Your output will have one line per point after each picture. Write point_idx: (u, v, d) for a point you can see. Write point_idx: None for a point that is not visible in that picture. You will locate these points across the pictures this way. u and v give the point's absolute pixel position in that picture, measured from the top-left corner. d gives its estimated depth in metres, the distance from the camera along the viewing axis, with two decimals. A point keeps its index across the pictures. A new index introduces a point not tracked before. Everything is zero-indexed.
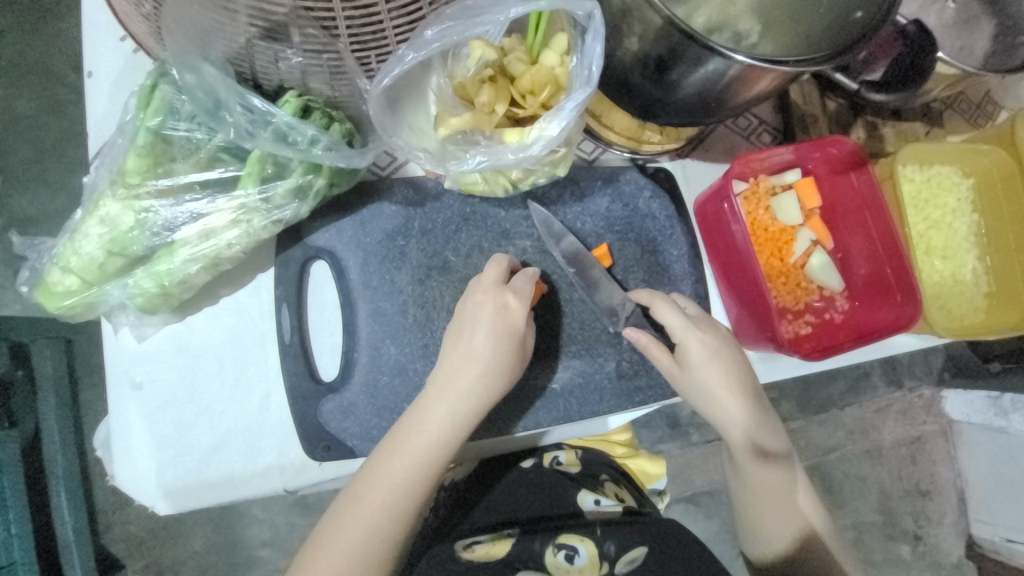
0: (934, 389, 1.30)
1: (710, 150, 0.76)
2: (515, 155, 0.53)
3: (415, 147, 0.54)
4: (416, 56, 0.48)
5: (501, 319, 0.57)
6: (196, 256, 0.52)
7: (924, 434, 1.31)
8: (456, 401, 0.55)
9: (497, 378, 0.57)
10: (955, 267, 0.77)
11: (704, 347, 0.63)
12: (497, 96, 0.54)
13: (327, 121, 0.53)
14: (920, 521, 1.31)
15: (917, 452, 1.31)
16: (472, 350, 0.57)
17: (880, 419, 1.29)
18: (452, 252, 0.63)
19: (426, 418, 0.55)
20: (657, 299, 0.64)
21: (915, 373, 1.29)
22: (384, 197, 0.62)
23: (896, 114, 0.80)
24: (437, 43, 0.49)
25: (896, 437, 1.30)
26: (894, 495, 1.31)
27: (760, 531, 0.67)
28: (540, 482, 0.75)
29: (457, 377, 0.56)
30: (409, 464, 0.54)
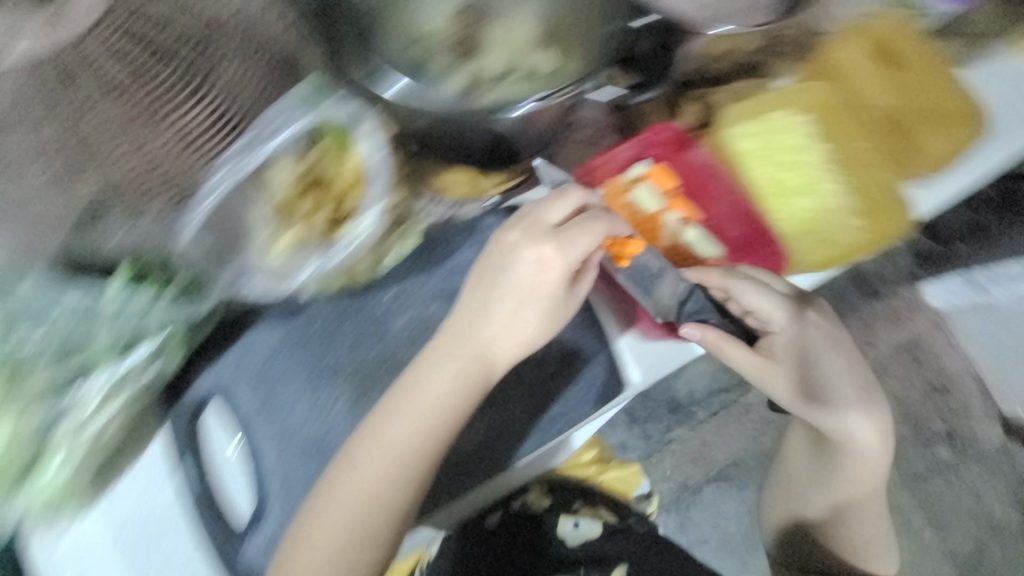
0: (913, 286, 1.39)
1: (561, 169, 0.79)
2: (347, 252, 0.56)
3: (258, 271, 0.58)
4: (208, 202, 0.51)
5: (531, 275, 0.58)
6: (79, 444, 0.56)
7: (917, 335, 1.39)
8: (417, 416, 0.57)
9: (458, 387, 0.58)
10: (823, 198, 0.79)
11: (759, 305, 0.73)
12: (316, 203, 0.57)
13: (163, 280, 0.56)
14: (946, 416, 1.40)
15: (915, 353, 1.40)
16: (453, 356, 0.58)
17: (872, 331, 1.39)
18: (335, 355, 0.64)
19: (381, 438, 0.57)
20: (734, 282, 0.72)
21: (886, 279, 1.39)
22: (256, 322, 0.65)
23: (722, 77, 0.84)
24: (226, 183, 0.51)
25: (894, 346, 1.39)
26: (915, 402, 1.41)
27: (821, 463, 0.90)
28: (522, 524, 0.89)
29: (408, 400, 0.57)
30: (376, 477, 0.56)
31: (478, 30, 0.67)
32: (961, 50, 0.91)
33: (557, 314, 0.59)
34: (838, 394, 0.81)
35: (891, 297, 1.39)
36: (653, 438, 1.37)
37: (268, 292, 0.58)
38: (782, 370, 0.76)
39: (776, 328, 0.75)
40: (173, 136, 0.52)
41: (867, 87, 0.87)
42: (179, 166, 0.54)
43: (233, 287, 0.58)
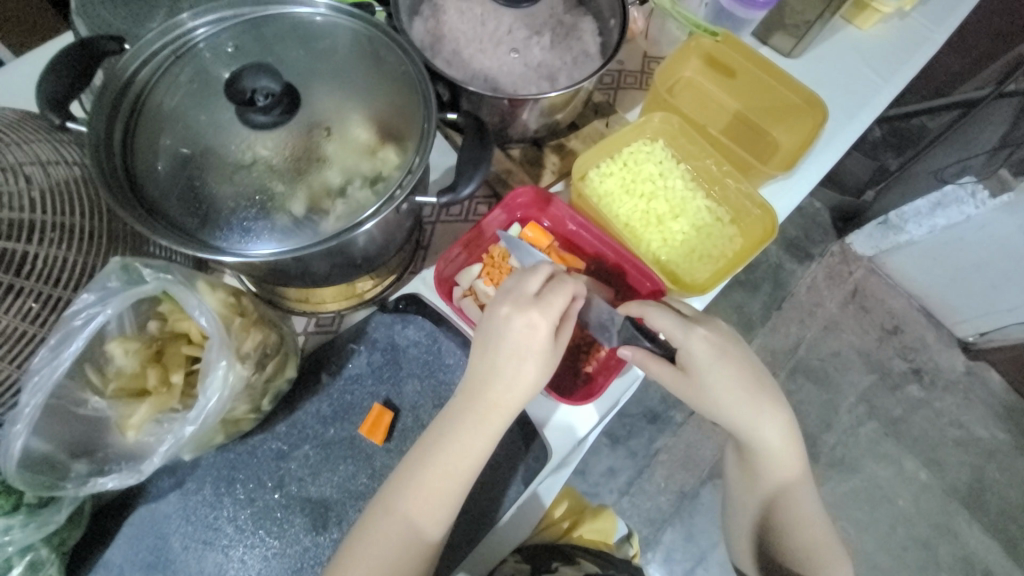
0: (840, 241, 1.64)
1: (439, 251, 0.80)
2: (196, 421, 0.52)
3: (116, 457, 0.54)
4: (25, 417, 0.49)
5: (530, 327, 0.60)
6: None
7: (857, 284, 1.62)
8: (439, 479, 0.59)
9: (494, 427, 0.61)
10: (691, 217, 0.82)
11: (672, 330, 0.68)
12: (164, 373, 0.55)
13: (12, 498, 0.51)
14: (908, 353, 1.58)
15: (861, 301, 1.61)
16: (481, 410, 0.61)
17: (821, 295, 1.60)
18: (225, 521, 0.61)
19: (400, 507, 0.59)
20: (654, 309, 0.68)
21: (817, 237, 1.64)
22: (140, 502, 0.61)
23: (572, 127, 0.88)
24: (38, 396, 0.49)
25: (842, 300, 1.61)
26: (876, 346, 1.58)
27: (745, 495, 0.82)
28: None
29: (450, 451, 0.60)
30: (421, 508, 0.59)
31: (316, 143, 0.60)
32: (790, 46, 0.98)
33: (554, 357, 0.62)
34: (779, 408, 0.74)
35: (823, 256, 1.63)
36: (640, 454, 1.48)
37: (126, 483, 0.53)
38: (716, 381, 0.70)
39: (701, 339, 0.69)
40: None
41: (710, 92, 0.97)
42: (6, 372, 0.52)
43: (86, 486, 0.53)
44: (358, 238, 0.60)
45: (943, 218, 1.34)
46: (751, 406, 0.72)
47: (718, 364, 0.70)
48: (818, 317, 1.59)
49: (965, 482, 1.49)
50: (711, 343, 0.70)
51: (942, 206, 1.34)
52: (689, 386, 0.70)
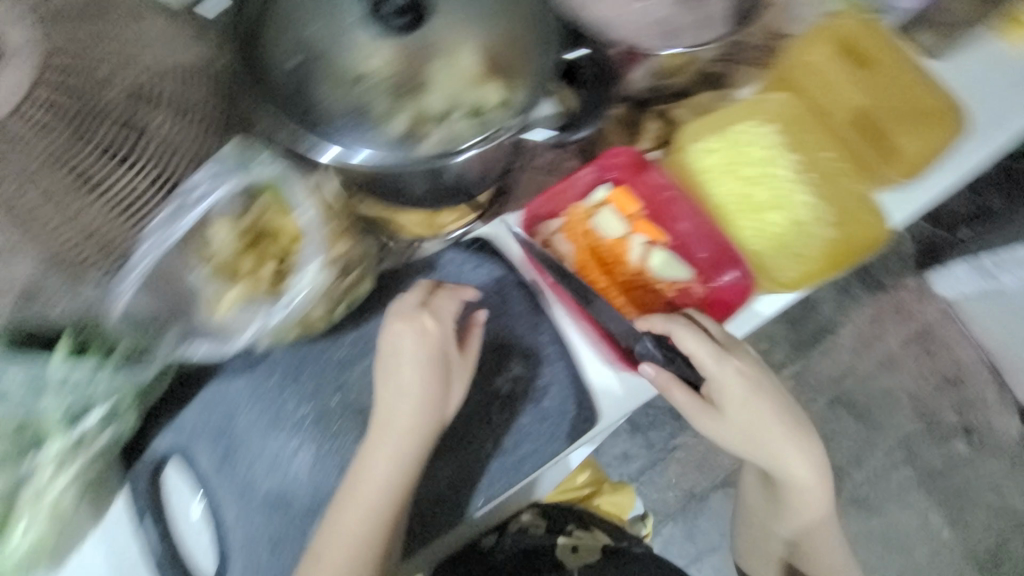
0: (920, 277, 1.48)
1: (520, 199, 0.78)
2: (285, 310, 0.56)
3: (202, 330, 0.58)
4: (134, 274, 0.51)
5: (420, 347, 0.59)
6: (36, 518, 0.55)
7: (927, 325, 1.46)
8: (374, 489, 0.57)
9: (418, 433, 0.58)
10: (793, 211, 0.77)
11: (700, 355, 0.65)
12: (258, 261, 0.57)
13: (109, 346, 0.56)
14: (960, 408, 1.45)
15: (927, 343, 1.46)
16: (376, 441, 0.58)
17: (880, 328, 1.47)
18: (292, 405, 0.64)
19: (342, 523, 0.57)
20: (689, 334, 0.65)
21: (891, 269, 1.48)
22: (214, 377, 0.64)
23: (681, 95, 0.83)
24: (149, 258, 0.51)
25: (903, 337, 1.46)
26: (926, 395, 1.45)
27: (778, 524, 0.80)
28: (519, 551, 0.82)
29: (383, 463, 0.57)
30: (359, 514, 0.56)
31: (423, 66, 0.59)
32: (936, 44, 0.87)
33: (446, 374, 0.60)
34: (813, 442, 0.71)
35: (896, 288, 1.48)
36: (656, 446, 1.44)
37: (212, 354, 0.58)
38: (745, 417, 0.67)
39: (734, 371, 0.66)
40: (107, 205, 0.53)
41: (834, 84, 0.86)
42: (114, 232, 0.54)
43: (178, 348, 0.58)
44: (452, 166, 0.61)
45: None
46: (785, 440, 0.69)
47: (749, 398, 0.67)
48: (874, 352, 1.46)
49: (988, 548, 1.41)
50: (744, 375, 0.67)
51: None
52: (721, 421, 0.67)
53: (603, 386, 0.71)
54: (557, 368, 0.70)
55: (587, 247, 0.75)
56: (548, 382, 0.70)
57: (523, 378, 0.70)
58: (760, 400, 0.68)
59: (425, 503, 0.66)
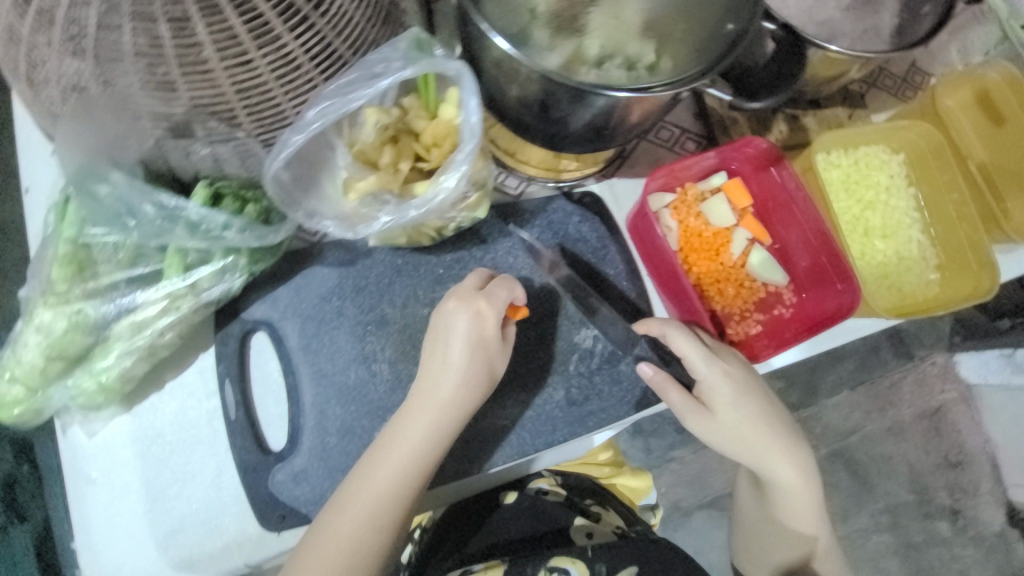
0: (947, 355, 1.26)
1: (634, 167, 0.77)
2: (420, 209, 0.55)
3: (325, 214, 0.57)
4: (300, 137, 0.50)
5: (467, 328, 0.58)
6: (131, 350, 0.54)
7: (943, 404, 1.27)
8: (395, 461, 0.56)
9: (447, 418, 0.57)
10: (899, 244, 0.76)
11: (692, 357, 0.64)
12: (399, 155, 0.57)
13: (241, 203, 0.55)
14: (954, 495, 1.28)
15: (938, 423, 1.27)
16: (414, 417, 0.57)
17: (893, 395, 1.25)
18: (388, 304, 0.65)
19: (350, 504, 0.55)
20: (683, 333, 0.64)
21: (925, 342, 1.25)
22: (317, 262, 0.65)
23: (816, 104, 0.81)
24: (318, 121, 0.49)
25: (915, 412, 1.27)
26: (924, 471, 1.28)
27: (783, 545, 0.75)
28: (536, 511, 0.79)
29: (404, 447, 0.56)
30: (381, 483, 0.55)
31: (584, 11, 0.60)
32: None
33: (487, 360, 0.59)
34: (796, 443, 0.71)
35: (923, 362, 1.26)
36: (652, 454, 1.21)
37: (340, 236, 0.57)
38: (733, 420, 0.67)
39: (722, 373, 0.65)
40: (270, 70, 0.49)
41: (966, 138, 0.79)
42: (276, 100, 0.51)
43: (306, 222, 0.57)
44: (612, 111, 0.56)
45: None
46: (773, 441, 0.69)
47: (740, 398, 0.66)
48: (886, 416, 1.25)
49: None
50: (733, 378, 0.65)
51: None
52: (712, 419, 0.67)
53: None
54: None
55: (688, 232, 0.74)
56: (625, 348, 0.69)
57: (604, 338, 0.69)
58: (748, 400, 0.66)
59: (489, 433, 0.66)
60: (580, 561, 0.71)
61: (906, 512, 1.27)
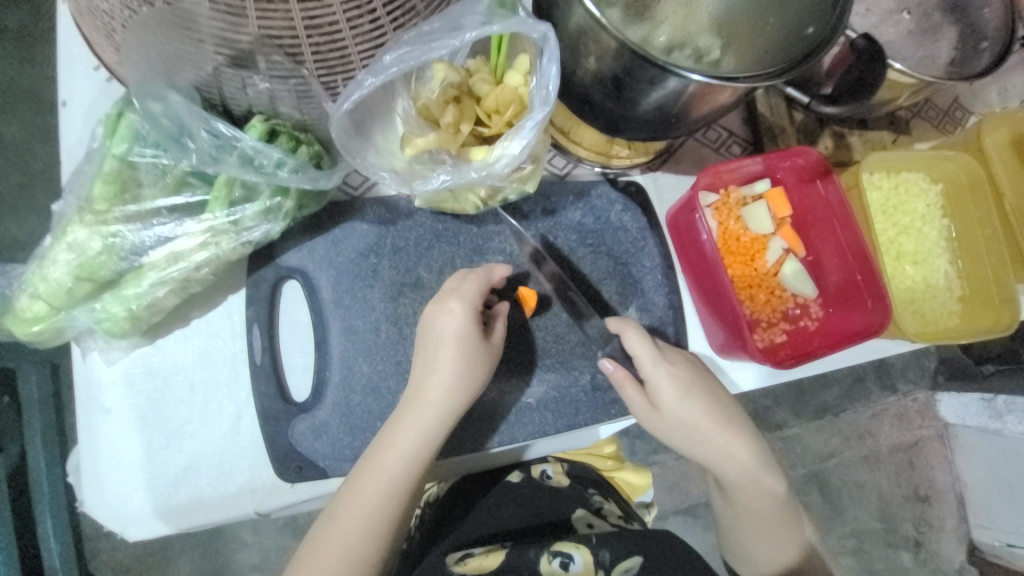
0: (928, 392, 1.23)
1: (680, 163, 0.76)
2: (479, 173, 0.54)
3: (381, 166, 0.55)
4: (375, 81, 0.49)
5: (451, 327, 0.56)
6: (164, 280, 0.52)
7: (919, 438, 1.22)
8: (388, 462, 0.54)
9: (435, 425, 0.55)
10: (926, 272, 0.78)
11: (641, 353, 0.61)
12: (462, 116, 0.55)
13: (295, 144, 0.54)
14: (919, 527, 1.22)
15: (914, 456, 1.22)
16: (402, 425, 0.55)
17: (875, 425, 1.21)
18: (425, 269, 0.64)
19: (343, 512, 0.54)
20: (628, 327, 0.62)
21: (909, 376, 1.22)
22: (356, 217, 0.63)
23: (862, 125, 0.82)
24: (396, 67, 0.49)
25: (893, 442, 1.22)
26: (893, 501, 1.22)
27: (764, 549, 0.65)
28: (536, 495, 0.72)
29: (391, 453, 0.54)
30: (376, 484, 0.54)
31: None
32: None
33: (475, 362, 0.57)
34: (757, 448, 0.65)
35: (905, 394, 1.22)
36: (636, 456, 1.17)
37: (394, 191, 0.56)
38: (682, 420, 0.62)
39: (666, 370, 0.62)
40: (343, 11, 0.45)
41: (1001, 179, 0.77)
42: (342, 44, 0.48)
43: (365, 171, 0.55)
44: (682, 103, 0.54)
45: None
46: (727, 437, 0.63)
47: (689, 395, 0.62)
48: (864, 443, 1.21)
49: None
50: (678, 376, 0.62)
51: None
52: (659, 419, 0.62)
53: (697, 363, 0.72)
54: (668, 332, 0.70)
55: (726, 239, 0.74)
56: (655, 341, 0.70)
57: None
58: (697, 398, 0.62)
59: (510, 410, 0.66)
60: (585, 547, 0.62)
61: (870, 541, 1.22)
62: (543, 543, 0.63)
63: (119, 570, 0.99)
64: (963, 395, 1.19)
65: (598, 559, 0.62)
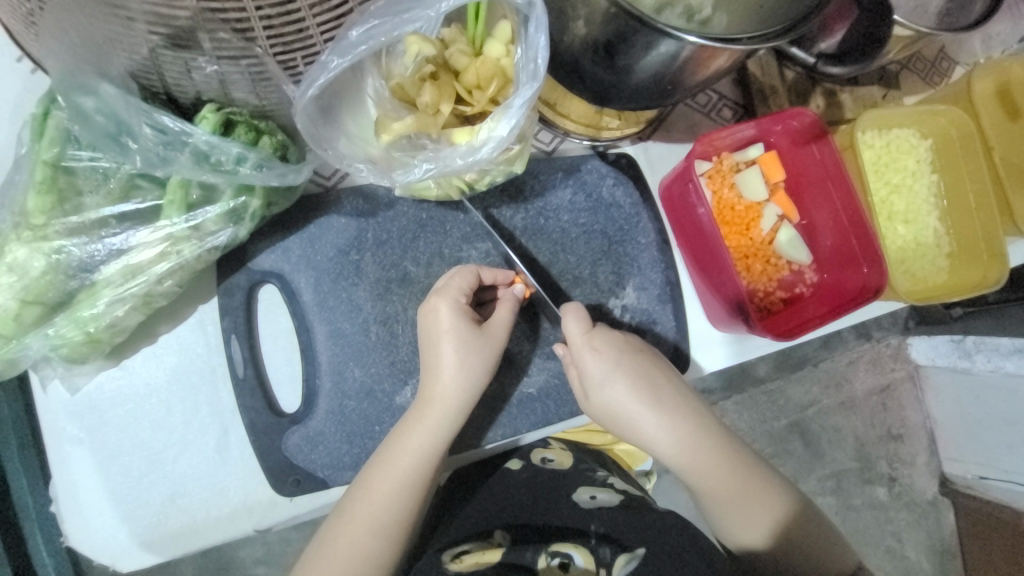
0: (899, 338, 1.21)
1: (671, 131, 0.73)
2: (464, 159, 0.49)
3: (355, 156, 0.50)
4: (342, 61, 0.44)
5: (448, 324, 0.54)
6: (123, 297, 0.47)
7: (892, 382, 1.21)
8: (399, 465, 0.53)
9: (448, 425, 0.54)
10: (917, 231, 0.77)
11: (571, 336, 0.60)
12: (441, 94, 0.50)
13: (255, 134, 0.48)
14: (894, 464, 1.22)
15: (886, 399, 1.21)
16: (412, 424, 0.53)
17: (852, 370, 1.19)
18: (411, 262, 0.60)
19: (352, 511, 0.52)
20: (568, 314, 0.60)
21: (883, 323, 1.19)
22: (332, 210, 0.58)
23: (853, 80, 0.79)
24: (365, 45, 0.44)
25: (868, 386, 1.20)
26: (868, 441, 1.22)
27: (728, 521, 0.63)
28: (536, 481, 0.70)
29: (401, 451, 0.53)
30: (391, 483, 0.52)
31: None
32: None
33: (481, 357, 0.54)
34: (694, 416, 0.62)
35: (879, 341, 1.20)
36: None
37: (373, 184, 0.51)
38: (614, 398, 0.60)
39: (590, 350, 0.60)
40: None
41: (990, 132, 0.76)
42: (300, 17, 0.42)
43: (339, 163, 0.50)
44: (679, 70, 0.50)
45: (1012, 366, 1.01)
46: (656, 416, 0.61)
47: (616, 375, 0.60)
48: (841, 390, 1.19)
49: None
50: (606, 356, 0.60)
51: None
52: (595, 406, 0.62)
53: (694, 338, 0.71)
54: (666, 310, 0.68)
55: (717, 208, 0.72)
56: (654, 319, 0.68)
57: (632, 309, 0.68)
58: (625, 376, 0.60)
59: (511, 401, 0.64)
60: (584, 547, 0.62)
61: (847, 481, 1.21)
62: (541, 542, 0.63)
63: None
64: (932, 336, 1.17)
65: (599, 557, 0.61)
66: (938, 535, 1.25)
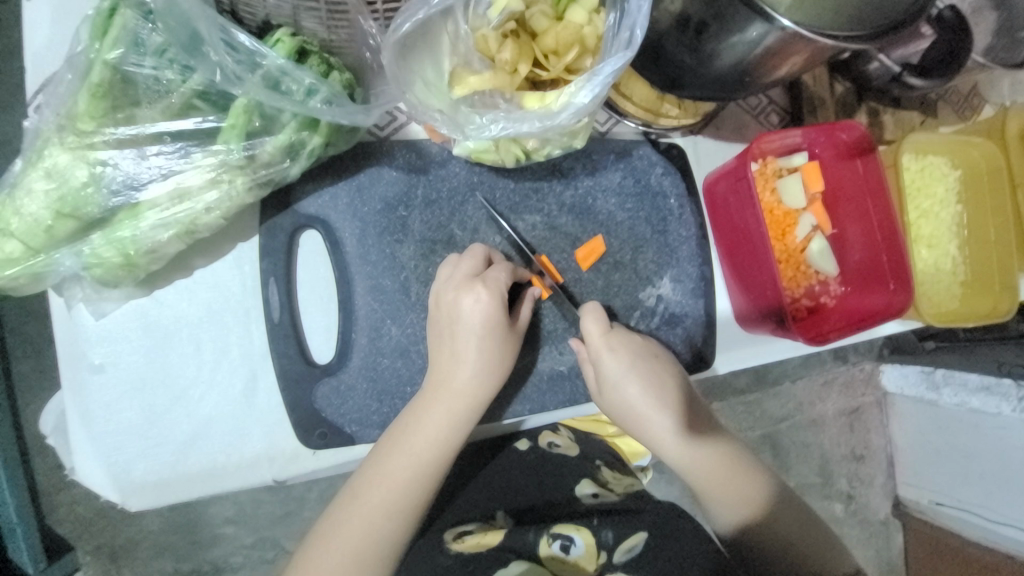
0: (872, 364, 1.22)
1: (720, 128, 0.73)
2: (540, 123, 0.48)
3: (429, 106, 0.49)
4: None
5: (479, 314, 0.52)
6: (167, 222, 0.45)
7: (861, 406, 1.23)
8: (412, 454, 0.51)
9: (467, 412, 0.53)
10: (938, 256, 0.80)
11: (591, 334, 0.60)
12: (521, 54, 0.48)
13: (325, 68, 0.46)
14: (853, 483, 1.24)
15: (855, 421, 1.23)
16: (426, 407, 0.52)
17: (824, 391, 1.20)
18: (458, 225, 0.58)
19: (366, 493, 0.51)
20: (587, 314, 0.61)
21: (861, 348, 1.20)
22: (384, 161, 0.56)
23: (896, 103, 0.80)
24: None
25: (839, 408, 1.22)
26: (834, 459, 1.23)
27: (722, 510, 0.63)
28: (541, 466, 0.67)
29: (419, 437, 0.52)
30: (409, 462, 0.51)
31: None
32: None
33: (505, 353, 0.54)
34: (697, 415, 0.64)
35: (855, 365, 1.21)
36: None
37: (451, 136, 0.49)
38: (626, 393, 0.60)
39: (608, 346, 0.60)
40: None
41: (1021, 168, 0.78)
42: None
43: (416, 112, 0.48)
44: (760, 63, 0.49)
45: (978, 403, 1.02)
46: (663, 414, 0.62)
47: (631, 377, 0.60)
48: (809, 410, 1.20)
49: None
50: (620, 357, 0.60)
51: (989, 392, 1.00)
52: (609, 402, 0.62)
53: (720, 338, 0.72)
54: (699, 305, 0.68)
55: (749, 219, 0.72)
56: (687, 314, 0.68)
57: (667, 300, 0.67)
58: (646, 372, 0.61)
59: (541, 381, 0.64)
60: (586, 530, 0.60)
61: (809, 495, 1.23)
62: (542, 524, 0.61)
63: (80, 524, 0.92)
64: (904, 367, 1.18)
65: (600, 541, 0.59)
66: (887, 554, 1.28)
